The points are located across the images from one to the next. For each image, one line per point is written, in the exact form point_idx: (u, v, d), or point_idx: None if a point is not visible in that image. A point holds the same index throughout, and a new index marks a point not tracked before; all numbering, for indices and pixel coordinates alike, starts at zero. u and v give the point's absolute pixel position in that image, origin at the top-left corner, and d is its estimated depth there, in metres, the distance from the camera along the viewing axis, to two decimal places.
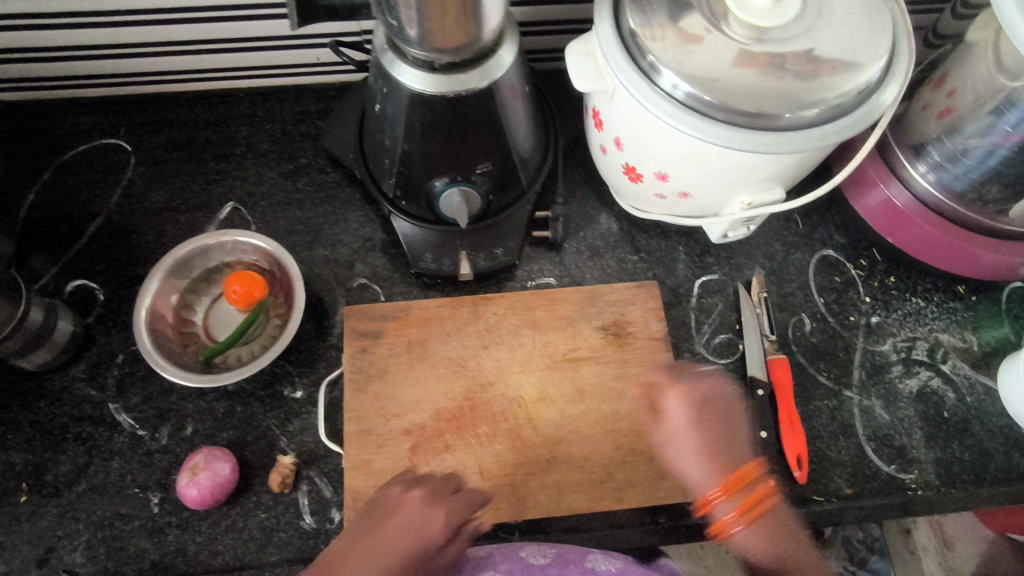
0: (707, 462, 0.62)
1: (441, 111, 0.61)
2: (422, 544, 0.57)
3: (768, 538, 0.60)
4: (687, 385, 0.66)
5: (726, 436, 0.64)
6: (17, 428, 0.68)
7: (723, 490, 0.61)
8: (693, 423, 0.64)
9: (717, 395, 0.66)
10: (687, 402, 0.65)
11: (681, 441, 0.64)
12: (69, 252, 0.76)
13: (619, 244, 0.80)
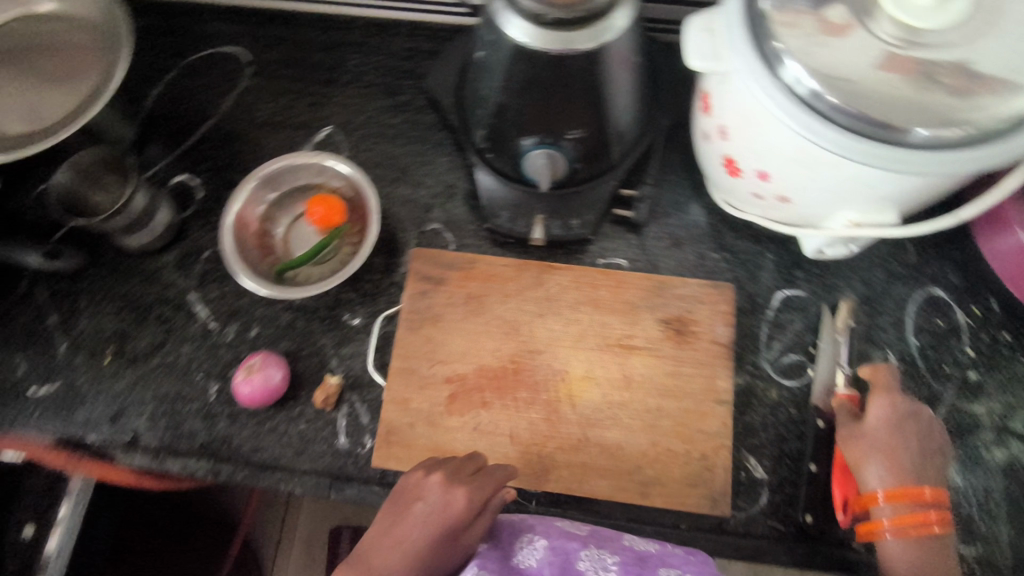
0: (907, 473, 0.57)
1: (542, 68, 0.59)
2: (439, 535, 0.55)
3: (922, 554, 0.54)
4: (899, 397, 0.61)
5: (923, 453, 0.58)
6: (111, 298, 0.75)
7: (888, 495, 0.56)
8: (904, 433, 0.59)
9: (910, 407, 0.60)
10: (896, 413, 0.60)
11: (875, 446, 0.58)
12: (180, 148, 0.82)
13: (702, 239, 0.76)
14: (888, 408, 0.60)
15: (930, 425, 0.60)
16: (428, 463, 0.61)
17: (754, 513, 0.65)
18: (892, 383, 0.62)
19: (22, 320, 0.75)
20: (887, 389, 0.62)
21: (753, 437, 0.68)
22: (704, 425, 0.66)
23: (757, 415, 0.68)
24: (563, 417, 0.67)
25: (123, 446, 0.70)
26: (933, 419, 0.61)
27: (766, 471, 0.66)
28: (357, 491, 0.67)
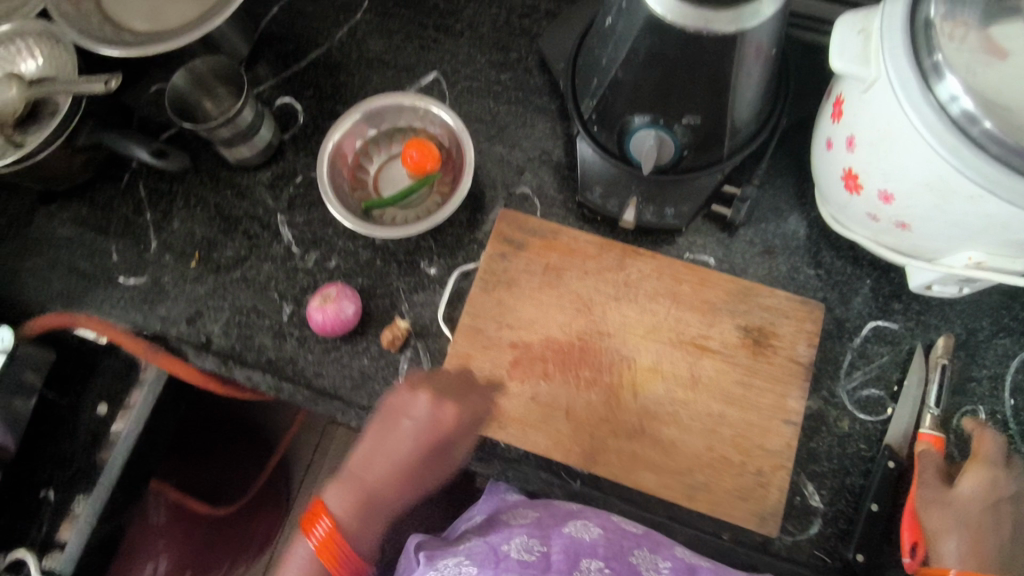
0: (980, 558, 0.58)
1: (675, 43, 0.56)
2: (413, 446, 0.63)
3: None
4: (992, 478, 0.61)
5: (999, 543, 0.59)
6: (205, 205, 0.78)
7: None
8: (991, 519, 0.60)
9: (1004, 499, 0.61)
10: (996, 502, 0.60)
11: (958, 522, 0.59)
12: (287, 70, 0.82)
13: (799, 251, 0.72)
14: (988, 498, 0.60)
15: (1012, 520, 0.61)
16: (406, 381, 0.67)
17: (801, 540, 0.63)
18: (993, 462, 0.61)
19: (121, 210, 0.78)
20: (984, 465, 0.61)
21: (815, 464, 0.66)
22: (765, 441, 0.64)
23: (823, 443, 0.66)
24: (621, 404, 0.66)
25: (197, 347, 0.73)
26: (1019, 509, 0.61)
27: (822, 501, 0.64)
28: None
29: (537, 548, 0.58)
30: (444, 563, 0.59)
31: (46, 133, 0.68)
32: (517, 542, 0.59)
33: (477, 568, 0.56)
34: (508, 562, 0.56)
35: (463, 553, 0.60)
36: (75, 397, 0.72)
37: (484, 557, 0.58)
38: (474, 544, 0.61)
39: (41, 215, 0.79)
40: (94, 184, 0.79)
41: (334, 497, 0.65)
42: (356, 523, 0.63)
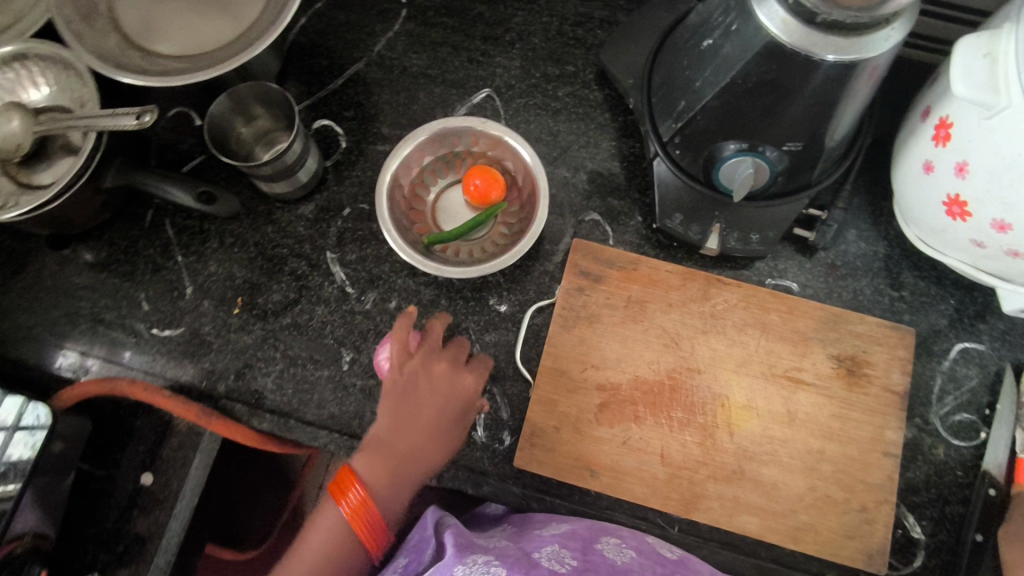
0: None
1: (791, 70, 0.52)
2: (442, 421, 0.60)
3: None
4: None
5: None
6: (244, 244, 0.71)
7: None
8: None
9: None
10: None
11: None
12: (323, 90, 0.75)
13: (881, 272, 0.70)
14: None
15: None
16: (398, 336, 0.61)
17: (906, 574, 0.63)
18: None
19: (147, 253, 0.70)
20: None
21: (914, 495, 0.65)
22: (868, 476, 0.63)
23: (920, 472, 0.65)
24: (717, 445, 0.63)
25: (251, 404, 0.66)
26: None
27: (925, 532, 0.63)
28: (494, 488, 0.65)
29: (568, 560, 0.54)
30: (472, 559, 0.54)
31: (67, 175, 0.59)
32: (549, 552, 0.55)
33: (507, 569, 0.52)
34: (540, 572, 0.51)
35: (492, 553, 0.55)
36: (111, 468, 0.65)
37: (515, 560, 0.54)
38: (503, 546, 0.57)
39: (53, 260, 0.70)
40: (112, 224, 0.71)
41: (369, 468, 0.57)
42: (384, 492, 0.57)
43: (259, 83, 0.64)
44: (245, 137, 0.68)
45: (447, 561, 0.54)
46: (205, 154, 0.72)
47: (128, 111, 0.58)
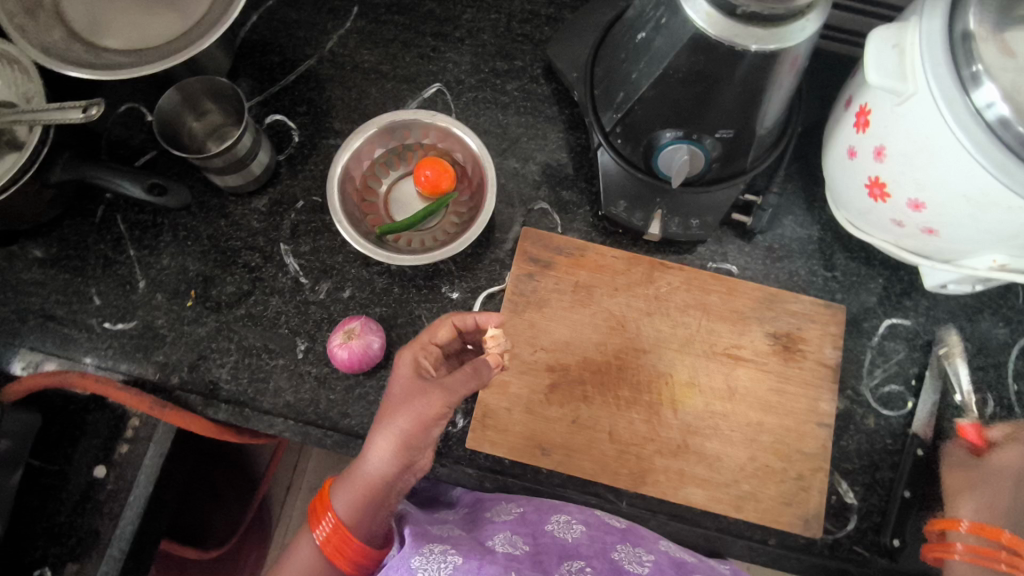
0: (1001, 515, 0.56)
1: (715, 60, 0.55)
2: (406, 419, 0.54)
3: None
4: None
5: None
6: (197, 238, 0.71)
7: (972, 525, 0.56)
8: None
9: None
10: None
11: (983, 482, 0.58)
12: (276, 86, 0.77)
13: (814, 254, 0.74)
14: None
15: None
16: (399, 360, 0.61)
17: (839, 537, 0.66)
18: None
19: (99, 248, 0.71)
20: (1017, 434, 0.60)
21: (847, 463, 0.68)
22: (804, 445, 0.66)
23: (853, 441, 0.69)
24: (662, 420, 0.66)
25: (205, 394, 0.67)
26: None
27: (857, 497, 0.67)
28: (449, 469, 0.67)
29: (520, 543, 0.58)
30: (429, 550, 0.55)
31: (13, 169, 0.60)
32: (501, 538, 0.58)
33: (462, 559, 0.54)
34: (494, 556, 0.55)
35: (446, 543, 0.56)
36: (63, 463, 0.65)
37: (469, 548, 0.56)
38: (456, 535, 0.59)
39: (2, 257, 0.70)
40: (62, 220, 0.71)
41: (338, 493, 0.54)
42: (358, 514, 0.54)
43: (209, 78, 0.65)
44: (197, 131, 0.69)
45: (404, 553, 0.55)
46: (157, 149, 0.73)
47: (76, 104, 0.59)
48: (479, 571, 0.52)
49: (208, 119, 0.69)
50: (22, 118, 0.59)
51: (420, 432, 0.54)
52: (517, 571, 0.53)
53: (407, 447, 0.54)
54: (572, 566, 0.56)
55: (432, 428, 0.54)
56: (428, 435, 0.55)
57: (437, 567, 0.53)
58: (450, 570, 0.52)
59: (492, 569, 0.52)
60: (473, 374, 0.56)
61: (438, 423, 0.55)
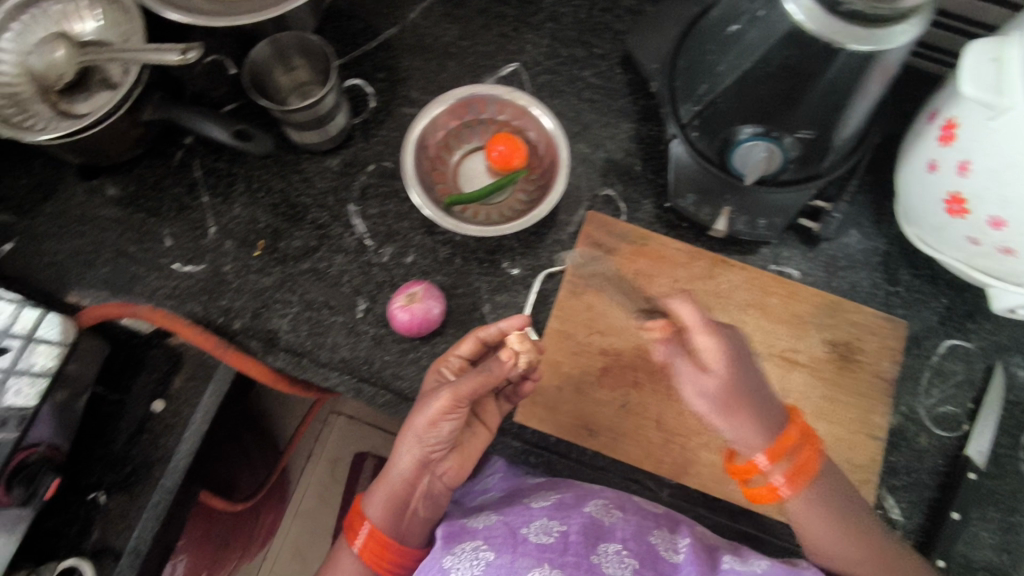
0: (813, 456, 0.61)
1: (810, 56, 0.55)
2: (415, 423, 0.59)
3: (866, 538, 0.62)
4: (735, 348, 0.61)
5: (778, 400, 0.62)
6: (269, 191, 0.73)
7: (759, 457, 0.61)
8: (747, 373, 0.60)
9: (734, 338, 0.62)
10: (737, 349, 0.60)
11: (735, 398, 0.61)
12: (356, 51, 0.78)
13: (878, 268, 0.73)
14: (720, 366, 0.59)
15: (737, 336, 0.64)
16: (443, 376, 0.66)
17: None
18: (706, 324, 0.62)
19: (174, 191, 0.72)
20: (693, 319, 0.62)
21: (895, 479, 0.68)
22: (853, 456, 0.66)
23: (902, 457, 0.68)
24: None
25: (264, 342, 0.68)
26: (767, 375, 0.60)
27: (902, 514, 0.66)
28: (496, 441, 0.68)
29: (556, 529, 0.59)
30: (461, 548, 0.58)
31: (109, 104, 0.62)
32: (536, 525, 0.60)
33: (494, 554, 0.57)
34: (527, 547, 0.57)
35: (481, 537, 0.59)
36: (124, 393, 0.68)
37: (502, 540, 0.59)
38: (492, 525, 0.61)
39: (82, 191, 0.72)
40: (142, 161, 0.73)
41: (369, 498, 0.62)
42: (386, 516, 0.61)
43: (301, 35, 0.66)
44: (282, 84, 0.71)
45: (436, 552, 0.59)
46: (238, 101, 0.75)
47: (174, 47, 0.61)
48: (513, 566, 0.56)
49: (294, 75, 0.71)
50: (122, 57, 0.61)
51: (429, 430, 0.58)
52: (551, 564, 0.56)
53: (418, 447, 0.60)
54: (607, 548, 0.59)
55: (439, 426, 0.58)
56: (438, 434, 0.59)
57: (469, 564, 0.57)
58: (483, 567, 0.56)
59: (526, 563, 0.56)
60: (483, 374, 0.58)
61: (446, 418, 0.58)
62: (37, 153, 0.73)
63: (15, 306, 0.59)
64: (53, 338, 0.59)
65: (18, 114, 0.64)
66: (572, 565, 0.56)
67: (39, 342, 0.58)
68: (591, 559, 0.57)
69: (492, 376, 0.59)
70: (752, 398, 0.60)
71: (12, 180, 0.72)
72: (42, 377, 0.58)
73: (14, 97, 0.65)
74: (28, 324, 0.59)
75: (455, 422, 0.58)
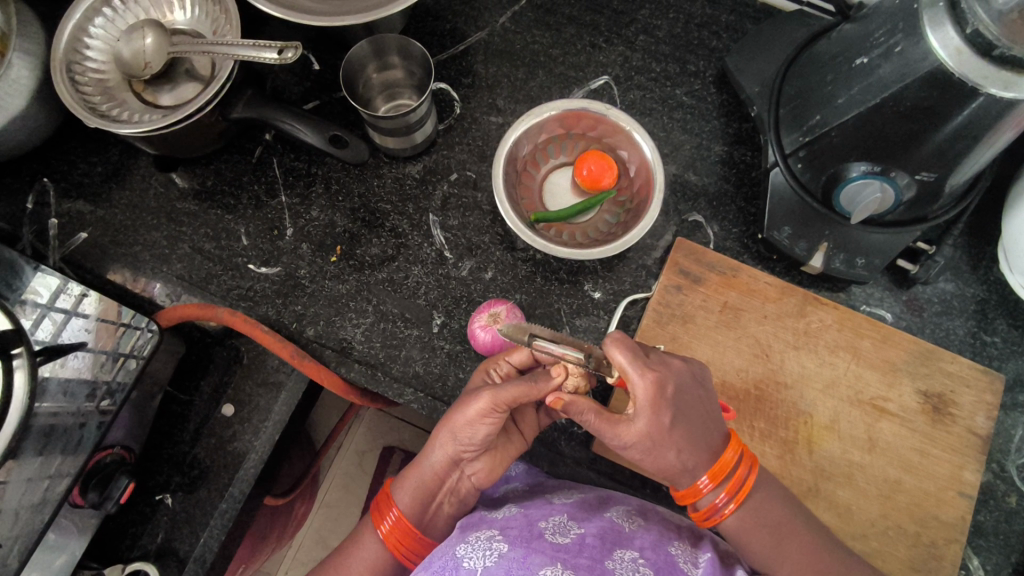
0: (703, 455, 0.53)
1: (948, 98, 0.52)
2: (451, 419, 0.54)
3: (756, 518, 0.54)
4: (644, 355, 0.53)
5: (702, 422, 0.54)
6: (347, 195, 0.71)
7: (721, 497, 0.54)
8: (671, 429, 0.52)
9: (671, 377, 0.53)
10: (664, 391, 0.51)
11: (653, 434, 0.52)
12: (443, 53, 0.75)
13: (974, 315, 0.70)
14: (652, 418, 0.51)
15: (700, 379, 0.56)
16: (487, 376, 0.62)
17: None
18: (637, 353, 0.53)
19: (252, 188, 0.71)
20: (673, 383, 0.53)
21: (980, 538, 0.66)
22: (941, 512, 0.63)
23: (990, 516, 0.66)
24: (796, 459, 0.64)
25: (337, 353, 0.67)
26: (660, 388, 0.51)
27: None
28: (569, 470, 0.66)
29: (572, 530, 0.52)
30: (476, 537, 0.52)
31: (199, 100, 0.60)
32: (554, 522, 0.53)
33: (508, 546, 0.50)
34: (541, 544, 0.50)
35: (497, 527, 0.53)
36: (193, 394, 0.69)
37: (518, 532, 0.52)
38: (510, 516, 0.55)
39: (158, 182, 0.71)
40: (220, 155, 0.71)
41: (399, 483, 0.57)
42: (416, 505, 0.56)
43: (404, 38, 0.65)
44: (372, 82, 0.70)
45: (450, 542, 0.52)
46: (321, 99, 0.72)
47: (271, 44, 0.57)
48: (524, 561, 0.48)
49: (386, 75, 0.70)
50: (215, 52, 0.59)
51: (464, 428, 0.54)
52: (562, 563, 0.47)
53: (452, 445, 0.55)
54: (624, 555, 0.50)
55: (476, 426, 0.53)
56: (473, 434, 0.54)
57: (481, 554, 0.49)
58: (494, 558, 0.49)
59: (539, 560, 0.47)
60: (526, 383, 0.53)
61: (483, 420, 0.53)
62: (114, 140, 0.71)
63: (60, 284, 0.58)
64: (96, 313, 0.59)
65: (105, 102, 0.64)
66: (585, 567, 0.48)
67: (86, 318, 0.58)
68: (604, 565, 0.49)
69: (536, 390, 0.53)
70: (678, 428, 0.52)
71: (87, 166, 0.71)
72: (110, 354, 0.59)
73: (102, 86, 0.64)
74: (73, 299, 0.58)
75: (491, 426, 0.53)
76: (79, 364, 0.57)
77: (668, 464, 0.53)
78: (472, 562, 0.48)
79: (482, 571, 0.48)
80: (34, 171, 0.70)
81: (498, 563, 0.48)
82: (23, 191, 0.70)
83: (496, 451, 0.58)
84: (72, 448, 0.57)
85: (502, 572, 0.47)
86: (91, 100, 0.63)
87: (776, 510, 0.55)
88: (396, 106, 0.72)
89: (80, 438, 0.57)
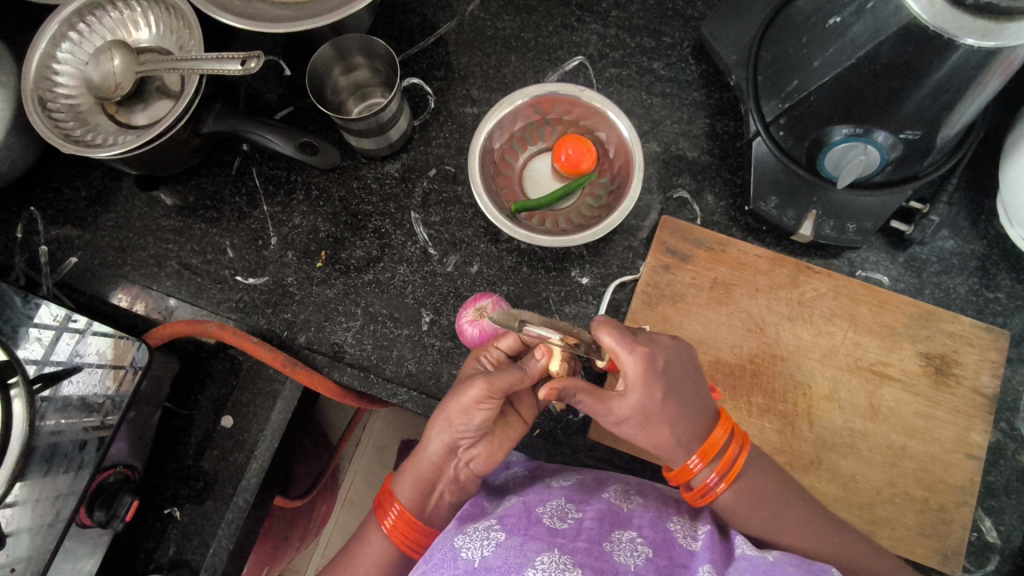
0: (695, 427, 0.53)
1: (921, 50, 0.50)
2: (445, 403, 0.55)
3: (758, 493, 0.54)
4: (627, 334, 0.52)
5: (692, 393, 0.54)
6: (329, 199, 0.70)
7: (717, 477, 0.53)
8: (665, 402, 0.52)
9: (658, 354, 0.52)
10: (652, 367, 0.51)
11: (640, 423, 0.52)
12: (413, 47, 0.74)
13: (975, 272, 0.68)
14: (635, 401, 0.52)
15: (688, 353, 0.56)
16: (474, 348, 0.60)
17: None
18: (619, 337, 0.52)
19: (233, 201, 0.71)
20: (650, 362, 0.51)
21: (992, 499, 0.64)
22: (949, 476, 0.62)
23: (1001, 476, 0.65)
24: (795, 432, 0.63)
25: (330, 359, 0.67)
26: (645, 370, 0.51)
27: (1000, 537, 0.63)
28: (567, 457, 0.66)
29: (571, 514, 0.52)
30: (474, 528, 0.51)
31: (170, 118, 0.60)
32: (552, 508, 0.53)
33: (506, 534, 0.49)
34: (538, 530, 0.49)
35: (494, 517, 0.52)
36: (192, 408, 0.70)
37: (516, 520, 0.51)
38: (507, 505, 0.55)
39: (142, 202, 0.71)
40: (199, 170, 0.71)
41: (400, 477, 0.57)
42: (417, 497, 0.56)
43: (365, 36, 0.64)
44: (341, 85, 0.70)
45: (448, 533, 0.52)
46: (294, 105, 0.72)
47: (233, 56, 0.57)
48: (522, 548, 0.47)
49: (354, 75, 0.70)
50: (181, 68, 0.59)
51: (459, 416, 0.53)
52: (559, 548, 0.47)
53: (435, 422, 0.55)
54: (622, 535, 0.50)
55: (472, 412, 0.53)
56: (469, 420, 0.53)
57: (480, 544, 0.49)
58: (491, 547, 0.48)
59: (536, 546, 0.47)
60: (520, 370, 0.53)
61: (479, 407, 0.53)
62: (95, 164, 0.72)
63: (66, 310, 0.61)
64: (109, 331, 0.61)
65: (78, 128, 0.64)
66: (582, 550, 0.47)
67: (93, 337, 0.61)
68: (602, 546, 0.48)
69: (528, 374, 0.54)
70: (668, 406, 0.52)
71: (72, 191, 0.72)
72: (116, 372, 0.61)
73: (75, 111, 0.65)
74: (83, 320, 0.61)
75: (488, 411, 0.53)
76: (79, 384, 0.59)
77: (665, 441, 0.53)
78: (470, 553, 0.48)
79: (479, 562, 0.47)
80: (22, 201, 0.71)
81: (495, 552, 0.47)
82: (12, 222, 0.71)
83: (496, 435, 0.56)
84: (76, 467, 0.59)
85: (500, 562, 0.46)
86: (64, 127, 0.63)
87: (769, 484, 0.54)
88: (369, 106, 0.72)
89: (83, 458, 0.59)
